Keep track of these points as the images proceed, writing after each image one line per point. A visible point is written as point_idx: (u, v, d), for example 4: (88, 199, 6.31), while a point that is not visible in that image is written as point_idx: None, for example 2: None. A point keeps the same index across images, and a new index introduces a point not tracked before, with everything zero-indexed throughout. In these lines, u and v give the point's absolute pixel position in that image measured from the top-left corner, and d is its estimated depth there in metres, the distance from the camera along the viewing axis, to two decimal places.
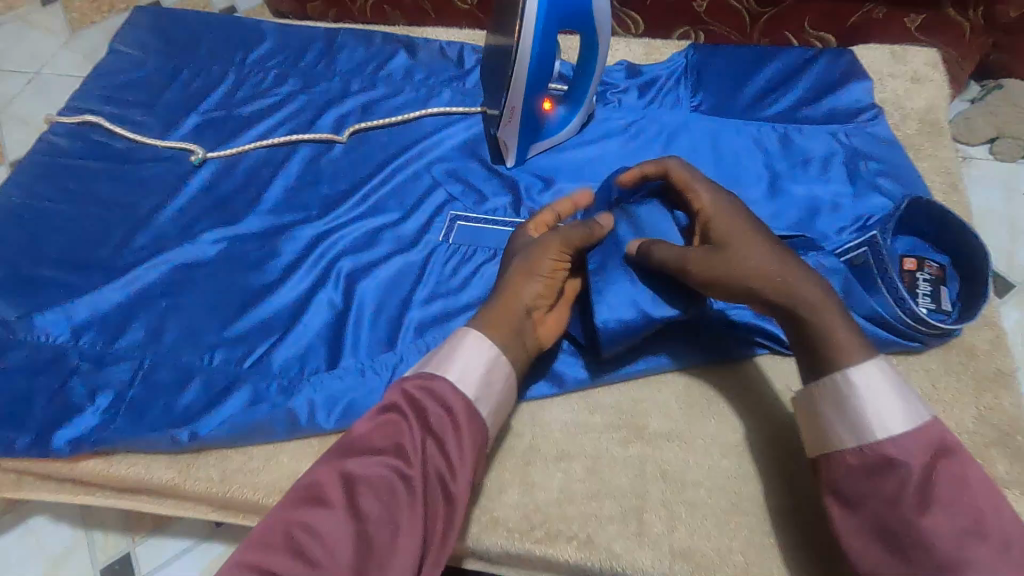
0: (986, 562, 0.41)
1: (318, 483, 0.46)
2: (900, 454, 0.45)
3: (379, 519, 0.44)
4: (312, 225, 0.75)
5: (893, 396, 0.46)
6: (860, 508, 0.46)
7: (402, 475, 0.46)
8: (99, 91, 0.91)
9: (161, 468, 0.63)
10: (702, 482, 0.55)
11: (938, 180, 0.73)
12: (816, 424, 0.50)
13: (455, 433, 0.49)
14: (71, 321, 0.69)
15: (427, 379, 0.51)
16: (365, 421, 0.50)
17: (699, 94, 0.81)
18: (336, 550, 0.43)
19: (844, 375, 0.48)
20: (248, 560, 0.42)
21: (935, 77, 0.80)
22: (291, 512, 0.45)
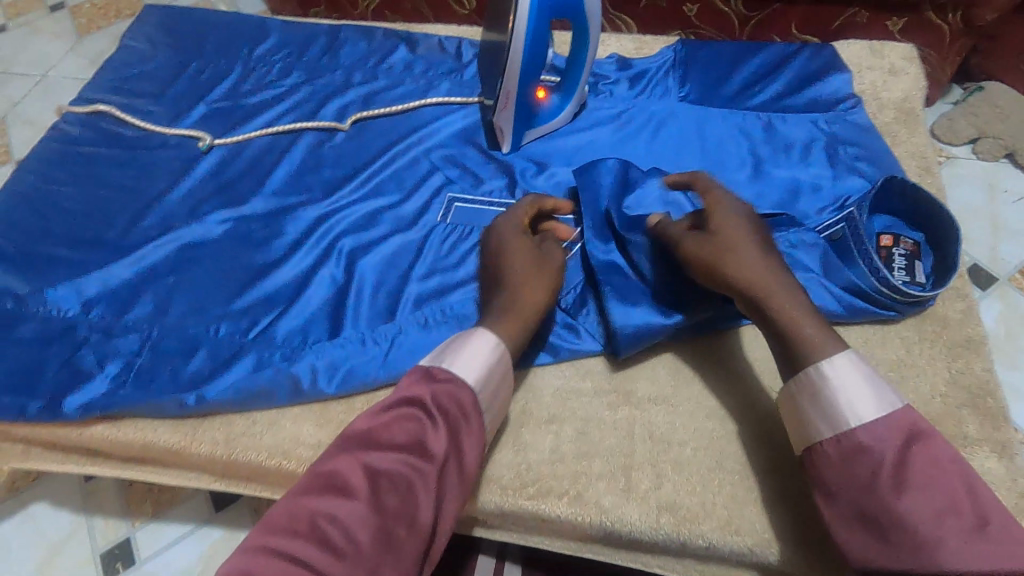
0: (957, 540, 0.44)
1: (338, 474, 0.48)
2: (874, 442, 0.48)
3: (400, 511, 0.46)
4: (315, 207, 0.78)
5: (867, 385, 0.49)
6: (839, 496, 0.48)
7: (422, 471, 0.48)
8: (109, 83, 0.95)
9: (167, 434, 0.66)
10: (687, 441, 0.58)
11: (914, 164, 0.77)
12: (796, 416, 0.53)
13: (468, 434, 0.52)
14: (80, 296, 0.72)
15: (449, 379, 0.53)
16: (385, 415, 0.51)
17: (686, 85, 0.84)
18: (360, 539, 0.44)
19: (819, 367, 0.51)
20: (271, 547, 0.43)
21: (911, 70, 0.84)
22: (312, 501, 0.46)
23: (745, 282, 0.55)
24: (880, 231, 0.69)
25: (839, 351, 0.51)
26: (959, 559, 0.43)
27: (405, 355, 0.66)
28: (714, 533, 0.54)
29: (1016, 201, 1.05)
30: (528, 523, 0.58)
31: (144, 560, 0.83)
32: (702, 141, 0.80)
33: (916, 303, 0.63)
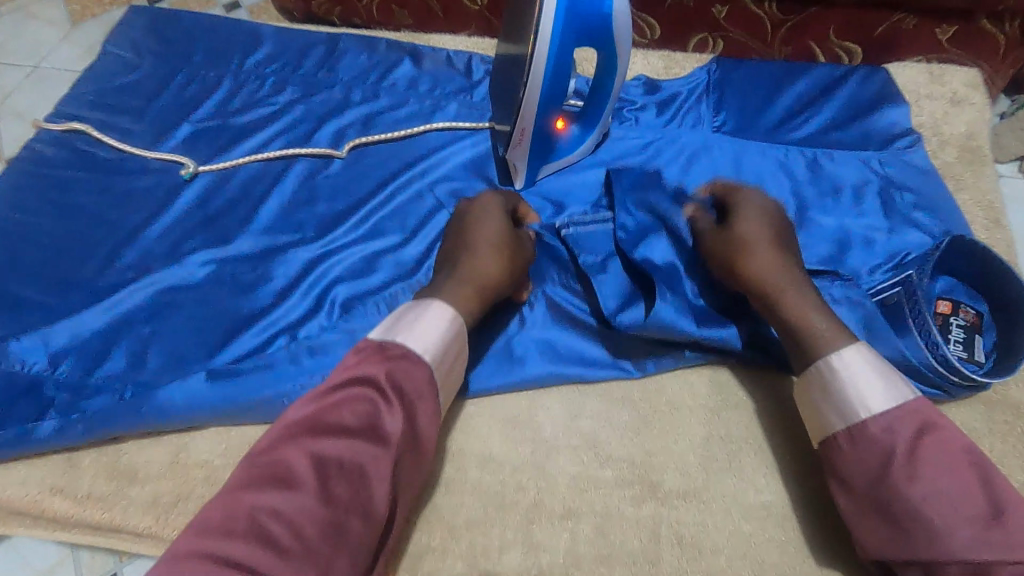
0: (976, 529, 0.42)
1: (281, 464, 0.44)
2: (884, 432, 0.47)
3: (352, 500, 0.44)
4: (307, 248, 0.70)
5: (876, 374, 0.48)
6: (852, 486, 0.47)
7: (375, 456, 0.46)
8: (89, 96, 0.87)
9: (138, 514, 0.58)
10: (722, 548, 0.51)
11: (979, 215, 0.68)
12: (808, 411, 0.52)
13: (422, 415, 0.50)
14: (48, 348, 0.65)
15: (401, 356, 0.50)
16: (331, 399, 0.48)
17: (722, 113, 0.76)
18: (307, 534, 0.42)
19: (827, 359, 0.50)
20: (205, 547, 0.39)
21: (976, 100, 0.75)
22: (253, 496, 0.42)
23: (755, 275, 0.55)
24: (940, 297, 0.61)
25: (849, 344, 0.50)
26: (979, 550, 0.41)
27: None
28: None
29: None
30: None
31: None
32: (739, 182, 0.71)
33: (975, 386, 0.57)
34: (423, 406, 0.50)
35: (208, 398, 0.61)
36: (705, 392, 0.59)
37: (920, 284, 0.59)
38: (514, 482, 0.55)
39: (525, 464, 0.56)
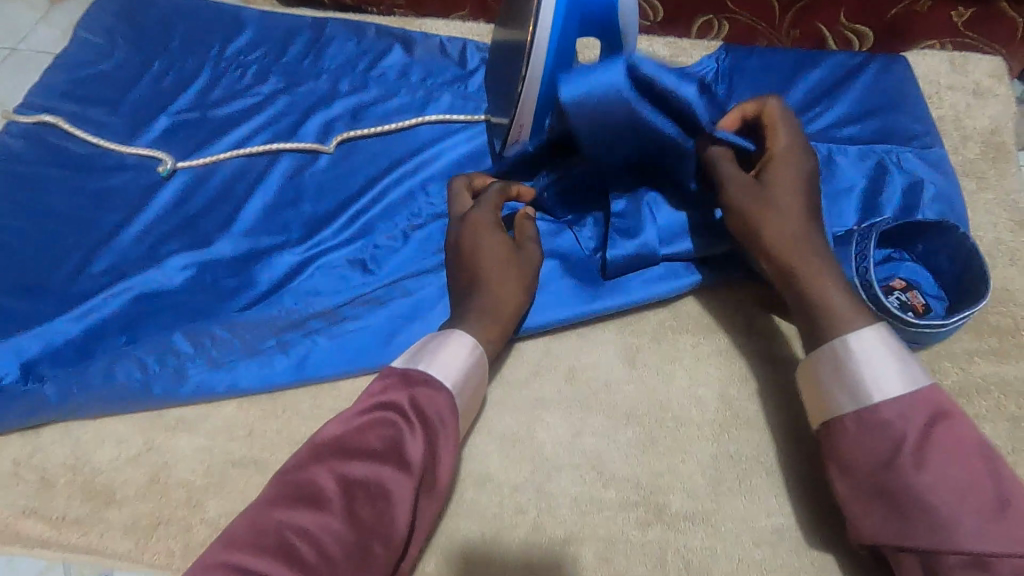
0: (980, 521, 0.40)
1: (309, 485, 0.45)
2: (894, 418, 0.44)
3: (375, 525, 0.43)
4: (291, 252, 0.66)
5: (894, 360, 0.46)
6: (854, 471, 0.45)
7: (400, 483, 0.45)
8: (61, 85, 0.82)
9: (117, 538, 0.53)
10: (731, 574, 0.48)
11: (1004, 215, 0.63)
12: (812, 388, 0.49)
13: (448, 441, 0.49)
14: (19, 358, 0.61)
15: (427, 381, 0.50)
16: (357, 420, 0.48)
17: (731, 105, 0.72)
18: (332, 556, 0.41)
19: (845, 338, 0.47)
20: (234, 563, 0.40)
21: (1000, 91, 0.71)
22: (282, 514, 0.43)
23: (779, 244, 0.51)
24: (896, 274, 0.59)
25: (869, 324, 0.47)
26: (982, 543, 0.40)
27: None
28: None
29: None
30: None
31: None
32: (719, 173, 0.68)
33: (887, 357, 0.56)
34: (447, 432, 0.49)
35: (198, 398, 0.58)
36: (713, 408, 0.56)
37: (876, 238, 0.56)
38: (513, 502, 0.52)
39: (523, 484, 0.53)
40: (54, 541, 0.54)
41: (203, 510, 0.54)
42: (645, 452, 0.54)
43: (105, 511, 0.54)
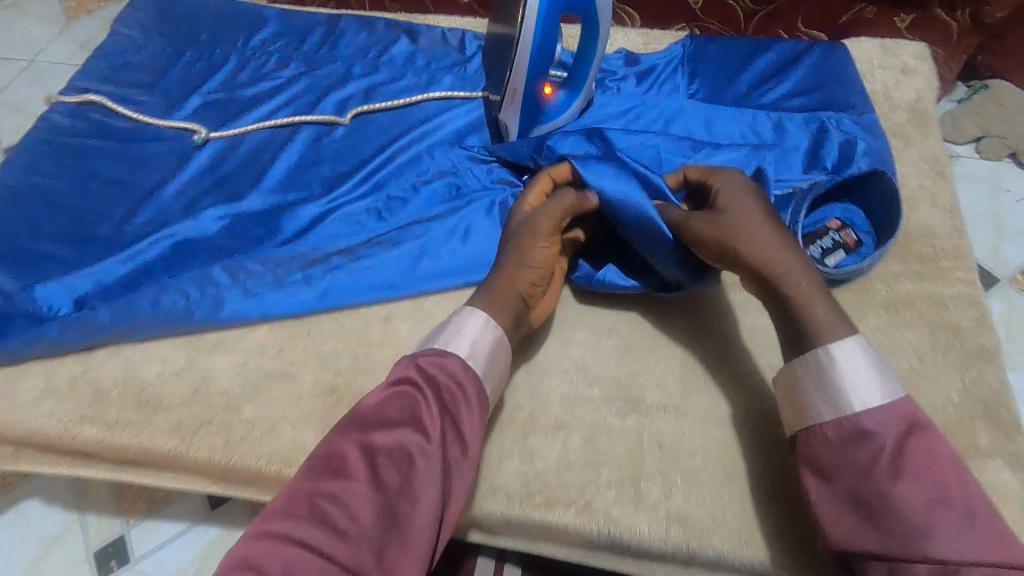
0: (948, 529, 0.41)
1: (337, 456, 0.48)
2: (875, 426, 0.45)
3: (401, 490, 0.47)
4: (313, 205, 0.75)
5: (875, 369, 0.47)
6: (834, 477, 0.45)
7: (422, 447, 0.49)
8: (102, 71, 0.92)
9: (162, 436, 0.61)
10: (698, 450, 0.57)
11: (926, 168, 0.73)
12: (792, 393, 0.50)
13: (464, 405, 0.53)
14: (72, 293, 0.69)
15: (436, 353, 0.54)
16: (377, 396, 0.52)
17: (695, 83, 0.83)
18: (362, 519, 0.45)
19: (829, 347, 0.48)
20: (274, 529, 0.43)
21: (923, 70, 0.82)
22: (314, 484, 0.46)
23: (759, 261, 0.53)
24: (835, 217, 0.68)
25: (851, 335, 0.48)
26: (952, 549, 0.40)
27: None
28: (726, 545, 0.53)
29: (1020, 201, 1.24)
30: (521, 538, 0.57)
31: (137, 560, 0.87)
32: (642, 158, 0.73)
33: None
34: (465, 403, 0.53)
35: (238, 322, 0.66)
36: (683, 321, 0.65)
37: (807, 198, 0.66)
38: (511, 400, 0.61)
39: (519, 387, 0.61)
40: (106, 441, 0.61)
41: (241, 412, 0.62)
42: (625, 357, 0.63)
43: (151, 416, 0.62)
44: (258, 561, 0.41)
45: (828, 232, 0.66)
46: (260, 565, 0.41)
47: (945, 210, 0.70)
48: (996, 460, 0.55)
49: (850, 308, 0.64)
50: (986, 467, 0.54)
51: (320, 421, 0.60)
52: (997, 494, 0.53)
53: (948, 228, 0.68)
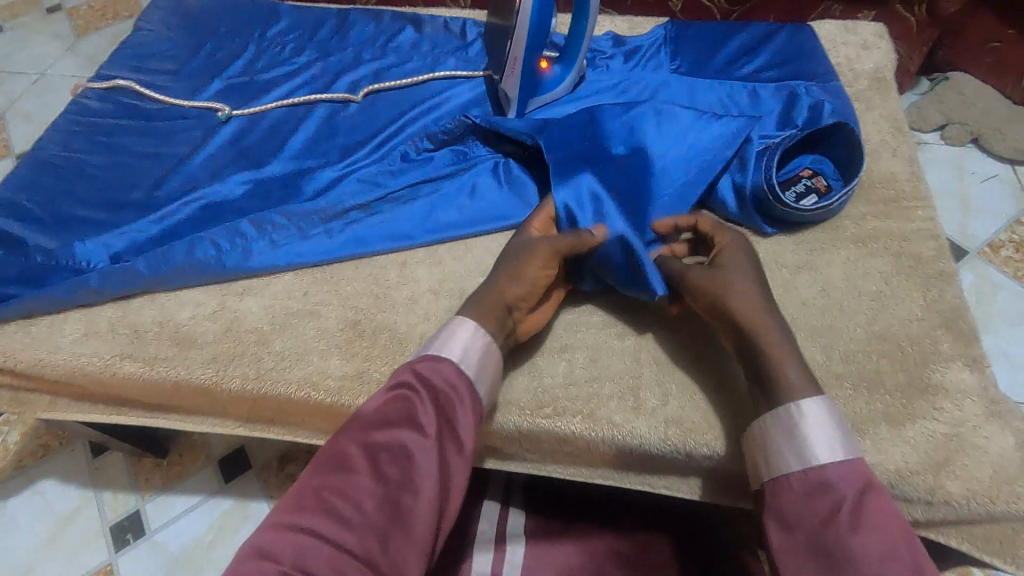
0: None
1: (340, 452, 0.49)
2: (837, 479, 0.46)
3: (400, 484, 0.47)
4: (331, 169, 0.81)
5: (838, 429, 0.49)
6: (796, 525, 0.46)
7: (419, 444, 0.49)
8: (128, 61, 0.99)
9: (199, 368, 0.66)
10: (685, 366, 0.64)
11: (886, 125, 0.81)
12: (760, 446, 0.51)
13: (462, 405, 0.53)
14: (108, 250, 0.75)
15: (433, 356, 0.54)
16: (377, 396, 0.53)
17: (677, 59, 0.92)
18: (363, 512, 0.46)
19: (798, 404, 0.50)
20: (281, 522, 0.45)
21: (882, 44, 0.91)
22: (319, 478, 0.47)
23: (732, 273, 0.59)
24: (806, 165, 0.74)
25: (814, 395, 0.50)
26: None
27: (424, 296, 0.70)
28: (718, 441, 0.59)
29: (982, 180, 1.32)
30: (533, 464, 0.67)
31: (155, 527, 1.07)
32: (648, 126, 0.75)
33: (791, 229, 0.72)
34: (463, 402, 0.53)
35: (264, 269, 0.72)
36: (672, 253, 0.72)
37: (780, 149, 0.71)
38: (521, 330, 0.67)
39: None
40: (147, 375, 0.66)
41: (271, 345, 0.67)
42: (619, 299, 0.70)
43: (188, 351, 0.67)
44: (267, 550, 0.43)
45: (801, 179, 0.73)
46: (268, 554, 0.42)
47: (905, 160, 0.77)
48: (957, 362, 0.61)
49: (823, 242, 0.71)
50: (948, 369, 0.60)
51: (345, 350, 0.66)
52: (960, 390, 0.59)
53: (908, 174, 0.76)
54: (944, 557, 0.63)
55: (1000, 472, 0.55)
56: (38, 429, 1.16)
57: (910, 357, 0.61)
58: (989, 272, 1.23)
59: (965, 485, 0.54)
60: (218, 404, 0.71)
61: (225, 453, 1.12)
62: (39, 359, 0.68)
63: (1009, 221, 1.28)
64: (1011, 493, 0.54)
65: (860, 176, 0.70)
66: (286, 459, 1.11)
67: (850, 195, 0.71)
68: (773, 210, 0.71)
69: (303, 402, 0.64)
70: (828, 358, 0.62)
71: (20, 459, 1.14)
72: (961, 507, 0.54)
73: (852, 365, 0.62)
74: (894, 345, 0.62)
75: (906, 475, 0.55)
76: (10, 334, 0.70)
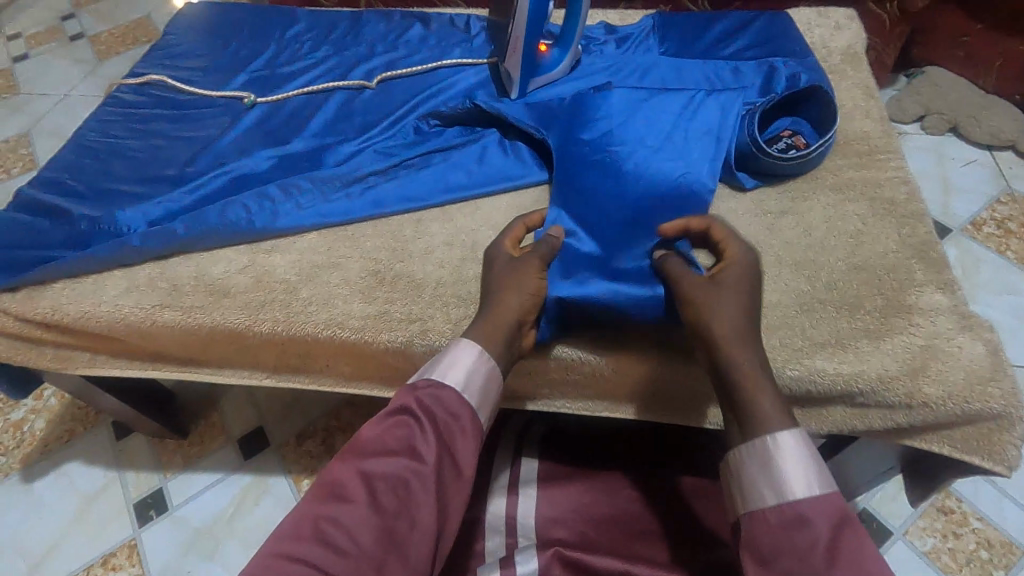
0: None
1: (337, 480, 0.49)
2: (812, 514, 0.45)
3: (398, 512, 0.47)
4: (348, 144, 0.89)
5: (815, 462, 0.48)
6: (772, 563, 0.45)
7: (417, 471, 0.49)
8: (159, 59, 1.07)
9: (233, 313, 0.72)
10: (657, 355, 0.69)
11: (858, 92, 0.88)
12: (735, 479, 0.50)
13: (462, 436, 0.52)
14: (146, 218, 0.81)
15: (431, 385, 0.54)
16: (376, 423, 0.52)
17: (664, 44, 1.00)
18: (361, 540, 0.45)
19: (774, 436, 0.49)
20: (278, 551, 0.44)
21: (854, 26, 0.99)
22: (316, 507, 0.47)
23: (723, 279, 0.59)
24: (785, 126, 0.80)
25: (789, 425, 0.50)
26: None
27: (439, 248, 0.76)
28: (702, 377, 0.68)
29: (962, 164, 1.38)
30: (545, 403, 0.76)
31: (175, 504, 1.10)
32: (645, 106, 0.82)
33: (773, 181, 0.79)
34: (462, 431, 0.53)
35: (290, 229, 0.78)
36: None
37: (760, 109, 0.77)
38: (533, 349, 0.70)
39: None
40: (184, 322, 0.73)
41: (298, 293, 0.73)
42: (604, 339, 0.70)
43: (222, 300, 0.73)
44: None
45: (781, 138, 0.79)
46: None
47: (877, 121, 0.84)
48: (929, 286, 0.66)
49: (804, 191, 0.77)
50: (923, 292, 0.66)
51: (366, 296, 0.72)
52: (933, 309, 0.64)
53: (880, 132, 0.82)
54: (931, 474, 0.67)
55: (973, 374, 0.60)
56: (63, 415, 1.21)
57: (887, 283, 0.67)
58: (973, 247, 1.28)
59: (941, 387, 0.60)
60: (247, 355, 0.77)
61: (245, 432, 1.16)
62: (84, 312, 0.74)
63: (989, 201, 1.33)
64: (984, 393, 0.59)
65: (836, 129, 0.76)
66: (303, 436, 1.15)
67: (828, 146, 0.77)
68: (758, 161, 0.77)
69: (329, 341, 0.70)
70: (813, 287, 0.68)
71: (47, 444, 1.18)
72: (938, 408, 0.60)
73: (834, 292, 0.67)
74: (872, 274, 0.68)
75: (886, 381, 0.61)
76: (57, 292, 0.76)
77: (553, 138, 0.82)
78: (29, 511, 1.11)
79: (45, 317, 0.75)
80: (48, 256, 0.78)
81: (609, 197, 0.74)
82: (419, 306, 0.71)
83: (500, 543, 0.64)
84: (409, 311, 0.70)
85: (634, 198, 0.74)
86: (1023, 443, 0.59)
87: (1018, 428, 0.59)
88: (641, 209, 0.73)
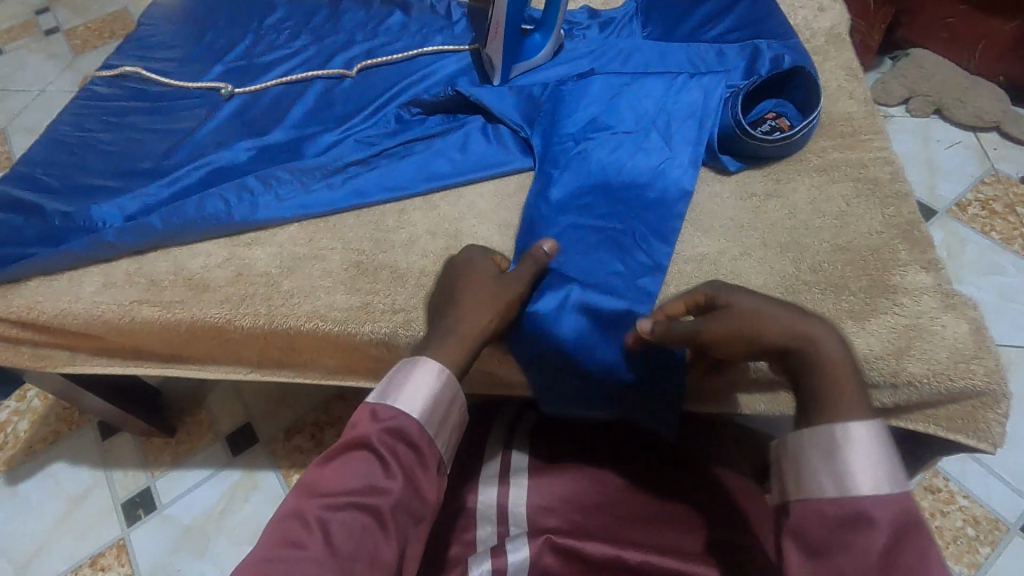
0: None
1: (294, 520, 0.48)
2: (873, 510, 0.45)
3: (357, 554, 0.46)
4: (330, 134, 0.88)
5: (885, 458, 0.46)
6: (822, 553, 0.46)
7: (376, 512, 0.48)
8: (134, 51, 1.04)
9: (213, 308, 0.71)
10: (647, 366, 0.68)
11: (842, 72, 0.88)
12: (793, 463, 0.49)
13: (422, 468, 0.51)
14: (123, 212, 0.80)
15: (392, 416, 0.52)
16: (334, 458, 0.51)
17: (647, 27, 0.99)
18: None
19: (845, 425, 0.47)
20: None
21: (837, 7, 0.98)
22: (271, 551, 0.46)
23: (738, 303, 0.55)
24: (769, 109, 0.79)
25: (861, 416, 0.48)
26: None
27: (422, 237, 0.75)
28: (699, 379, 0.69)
29: (946, 146, 1.38)
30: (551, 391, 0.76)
31: (164, 502, 1.09)
32: (630, 90, 0.81)
33: (758, 165, 0.78)
34: (423, 463, 0.51)
35: (270, 221, 0.76)
36: None
37: (744, 91, 0.76)
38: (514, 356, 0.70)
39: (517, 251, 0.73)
40: (163, 317, 0.71)
41: (280, 286, 0.72)
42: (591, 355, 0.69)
43: (203, 294, 0.72)
44: None
45: (765, 120, 0.78)
46: None
47: (861, 102, 0.83)
48: (912, 267, 0.66)
49: (788, 173, 0.76)
50: (907, 272, 0.66)
51: (349, 288, 0.71)
52: (918, 289, 0.64)
53: (864, 113, 0.82)
54: (916, 453, 0.68)
55: (957, 352, 0.60)
56: (47, 416, 1.19)
57: (872, 264, 0.67)
58: (959, 229, 1.28)
59: (926, 365, 0.60)
60: (228, 351, 0.76)
61: (232, 429, 1.15)
62: (60, 310, 0.72)
63: (973, 181, 1.34)
64: (968, 370, 0.59)
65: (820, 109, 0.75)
66: (291, 432, 1.14)
67: (812, 128, 0.76)
68: (742, 144, 0.75)
69: (310, 334, 0.69)
70: (798, 269, 0.68)
71: (31, 445, 1.16)
72: (923, 386, 0.60)
73: (820, 273, 0.67)
74: (857, 255, 0.68)
75: (872, 360, 0.61)
76: (33, 290, 0.74)
77: (536, 129, 0.81)
78: (14, 515, 1.10)
79: (20, 315, 0.73)
80: (23, 253, 0.76)
81: (593, 186, 0.75)
82: (402, 297, 0.70)
83: (491, 533, 0.63)
84: (393, 301, 0.70)
85: (615, 188, 0.74)
86: (1006, 420, 0.60)
87: (1002, 406, 0.59)
88: (623, 200, 0.74)
